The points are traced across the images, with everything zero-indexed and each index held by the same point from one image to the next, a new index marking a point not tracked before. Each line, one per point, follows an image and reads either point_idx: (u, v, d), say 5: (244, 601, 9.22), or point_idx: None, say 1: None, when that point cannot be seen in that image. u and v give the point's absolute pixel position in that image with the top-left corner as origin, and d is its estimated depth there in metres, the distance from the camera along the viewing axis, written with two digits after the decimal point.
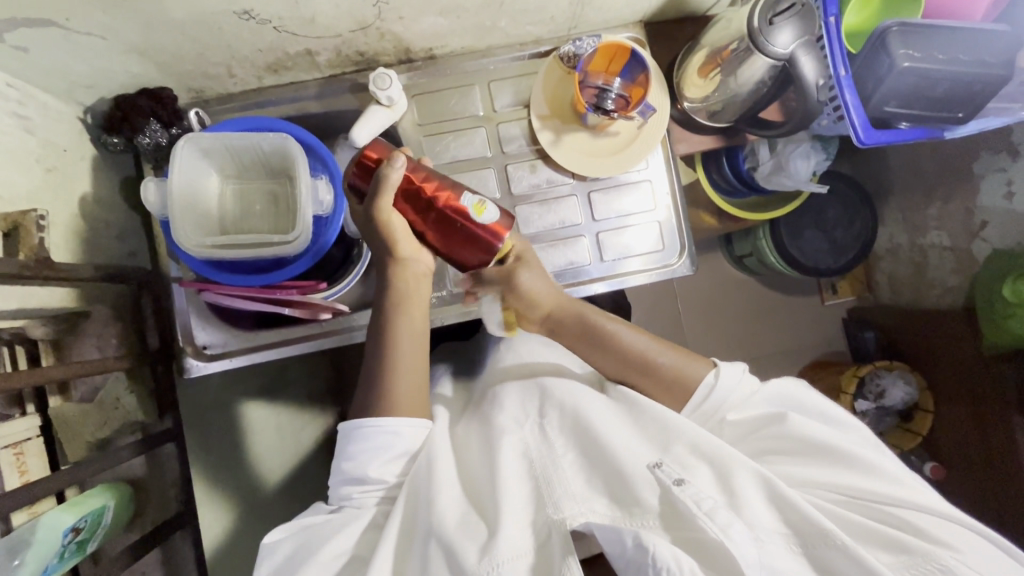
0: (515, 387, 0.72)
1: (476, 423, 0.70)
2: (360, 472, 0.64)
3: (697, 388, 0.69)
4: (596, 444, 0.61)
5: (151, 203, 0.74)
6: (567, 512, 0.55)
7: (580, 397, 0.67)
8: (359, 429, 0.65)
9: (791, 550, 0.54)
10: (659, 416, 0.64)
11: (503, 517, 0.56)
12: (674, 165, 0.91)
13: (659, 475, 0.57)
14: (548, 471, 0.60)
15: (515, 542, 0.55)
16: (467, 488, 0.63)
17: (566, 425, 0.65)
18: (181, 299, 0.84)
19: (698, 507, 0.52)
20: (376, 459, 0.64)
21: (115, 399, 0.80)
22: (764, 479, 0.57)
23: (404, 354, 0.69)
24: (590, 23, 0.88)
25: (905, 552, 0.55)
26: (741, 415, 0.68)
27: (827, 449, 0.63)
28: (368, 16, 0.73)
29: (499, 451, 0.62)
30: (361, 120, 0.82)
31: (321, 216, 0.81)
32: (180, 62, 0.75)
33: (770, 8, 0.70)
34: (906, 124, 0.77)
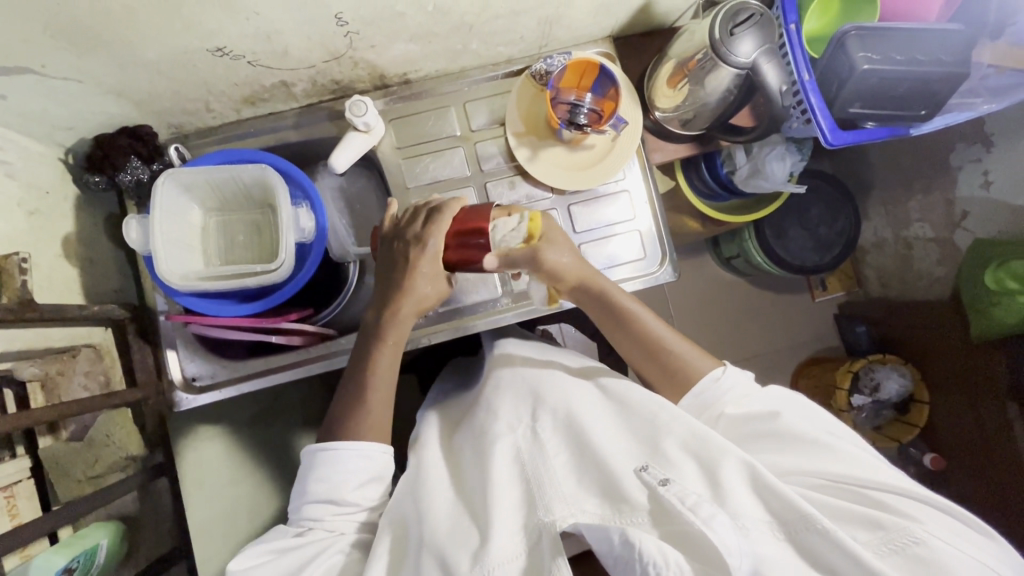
0: (506, 393, 0.74)
1: (470, 433, 0.73)
2: (334, 494, 0.67)
3: (702, 379, 0.71)
4: (585, 445, 0.63)
5: (134, 241, 0.74)
6: (557, 513, 0.57)
7: (573, 402, 0.69)
8: (329, 454, 0.68)
9: (777, 538, 0.54)
10: (648, 415, 0.66)
11: (494, 523, 0.59)
12: (652, 175, 0.92)
13: (646, 477, 0.57)
14: (539, 472, 0.62)
15: (506, 546, 0.57)
16: (458, 497, 0.66)
17: (560, 425, 0.68)
18: (168, 331, 0.85)
19: (683, 503, 0.52)
20: (350, 483, 0.68)
21: (106, 436, 0.77)
22: (749, 466, 0.58)
23: (379, 375, 0.73)
24: (560, 41, 0.90)
25: (881, 529, 0.55)
26: (740, 410, 0.69)
27: (810, 442, 0.64)
28: (340, 46, 0.75)
29: (491, 460, 0.65)
30: (340, 146, 0.83)
31: (304, 242, 0.83)
32: (157, 99, 0.77)
33: (730, 19, 0.71)
34: (872, 124, 0.78)
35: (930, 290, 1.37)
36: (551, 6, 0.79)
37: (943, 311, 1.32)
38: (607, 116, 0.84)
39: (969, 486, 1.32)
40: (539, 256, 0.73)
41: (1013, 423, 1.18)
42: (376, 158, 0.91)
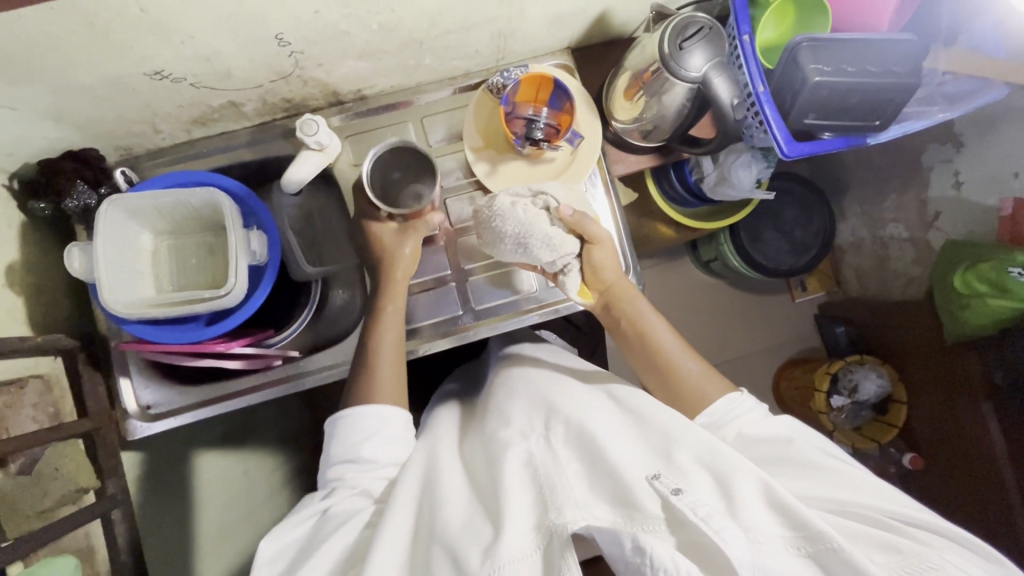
0: (524, 400, 0.74)
1: (480, 442, 0.72)
2: (354, 452, 0.69)
3: (720, 403, 0.72)
4: (600, 455, 0.61)
5: (77, 270, 0.72)
6: (568, 516, 0.56)
7: (586, 413, 0.67)
8: (350, 414, 0.72)
9: (791, 552, 0.53)
10: (659, 425, 0.63)
11: (506, 521, 0.57)
12: (614, 188, 0.91)
13: (658, 485, 0.55)
14: (552, 478, 0.61)
15: (515, 545, 0.55)
16: (472, 496, 0.64)
17: (572, 436, 0.66)
18: (118, 358, 0.82)
19: (694, 513, 0.51)
20: (370, 441, 0.70)
21: (55, 468, 0.75)
22: (763, 482, 0.56)
23: (384, 342, 0.78)
24: (516, 54, 0.89)
25: (897, 553, 0.54)
26: (756, 431, 0.69)
27: (829, 468, 0.63)
28: (285, 65, 0.73)
29: (503, 461, 0.64)
30: (296, 163, 0.81)
31: (259, 265, 0.81)
32: (100, 122, 0.75)
33: (679, 33, 0.70)
34: (829, 135, 0.76)
35: (907, 289, 1.38)
36: (502, 20, 0.78)
37: (919, 312, 1.32)
38: (564, 130, 0.83)
39: (948, 486, 1.32)
40: (589, 256, 0.82)
41: (990, 422, 1.18)
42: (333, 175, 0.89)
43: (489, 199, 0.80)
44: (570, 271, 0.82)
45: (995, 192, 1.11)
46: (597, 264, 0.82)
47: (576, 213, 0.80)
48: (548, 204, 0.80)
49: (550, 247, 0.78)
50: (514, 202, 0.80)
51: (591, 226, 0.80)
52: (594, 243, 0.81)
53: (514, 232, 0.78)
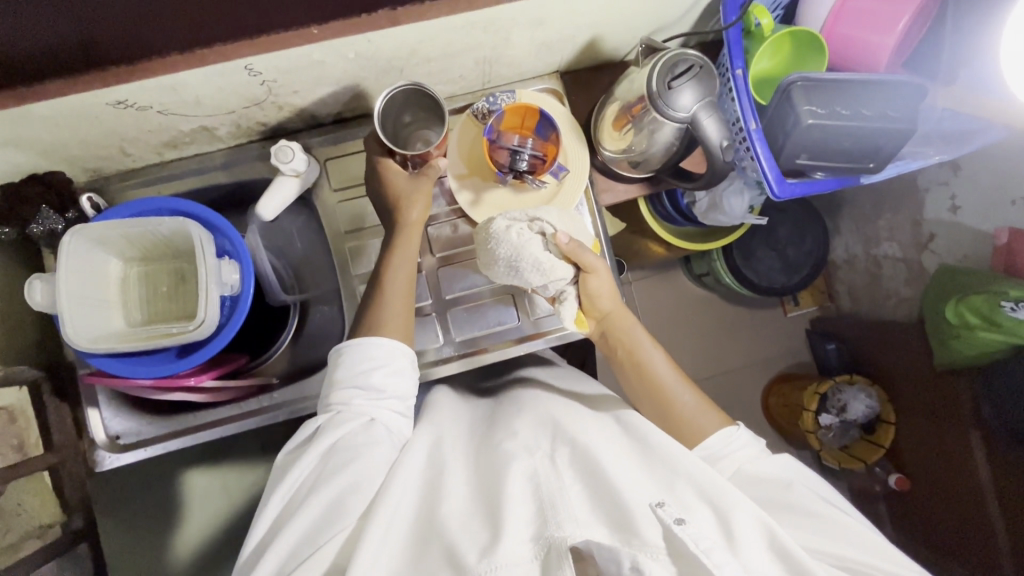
0: (530, 418, 0.72)
1: (483, 445, 0.69)
2: (365, 380, 0.67)
3: (714, 437, 0.70)
4: (602, 474, 0.59)
5: (39, 303, 0.69)
6: (567, 530, 0.52)
7: (590, 435, 0.65)
8: (358, 345, 0.69)
9: None
10: (665, 456, 0.62)
11: (506, 527, 0.54)
12: (601, 217, 0.88)
13: (660, 513, 0.53)
14: (554, 495, 0.57)
15: (514, 553, 0.52)
16: (471, 499, 0.60)
17: (574, 458, 0.63)
18: (86, 388, 0.80)
19: (697, 545, 0.49)
20: (379, 370, 0.68)
21: (17, 504, 0.76)
22: (767, 528, 0.54)
23: (393, 281, 0.74)
24: (504, 77, 0.86)
25: None
26: (758, 470, 0.67)
27: (824, 517, 0.61)
28: (258, 93, 0.70)
29: (507, 470, 0.61)
30: (269, 192, 0.79)
31: (233, 295, 0.78)
32: (65, 147, 0.72)
33: (668, 71, 0.67)
34: (821, 175, 0.74)
35: (898, 310, 1.36)
36: (487, 47, 0.75)
37: (910, 333, 1.31)
38: (550, 161, 0.80)
39: (931, 508, 1.32)
40: (584, 284, 0.76)
41: (976, 450, 1.17)
42: (312, 199, 0.87)
43: (485, 223, 0.75)
44: (565, 299, 0.78)
45: (991, 220, 1.09)
46: (592, 293, 0.77)
47: (573, 240, 0.73)
48: (543, 229, 0.74)
49: (540, 272, 0.73)
50: (509, 226, 0.73)
51: (586, 257, 0.74)
52: (590, 273, 0.75)
53: (506, 255, 0.73)
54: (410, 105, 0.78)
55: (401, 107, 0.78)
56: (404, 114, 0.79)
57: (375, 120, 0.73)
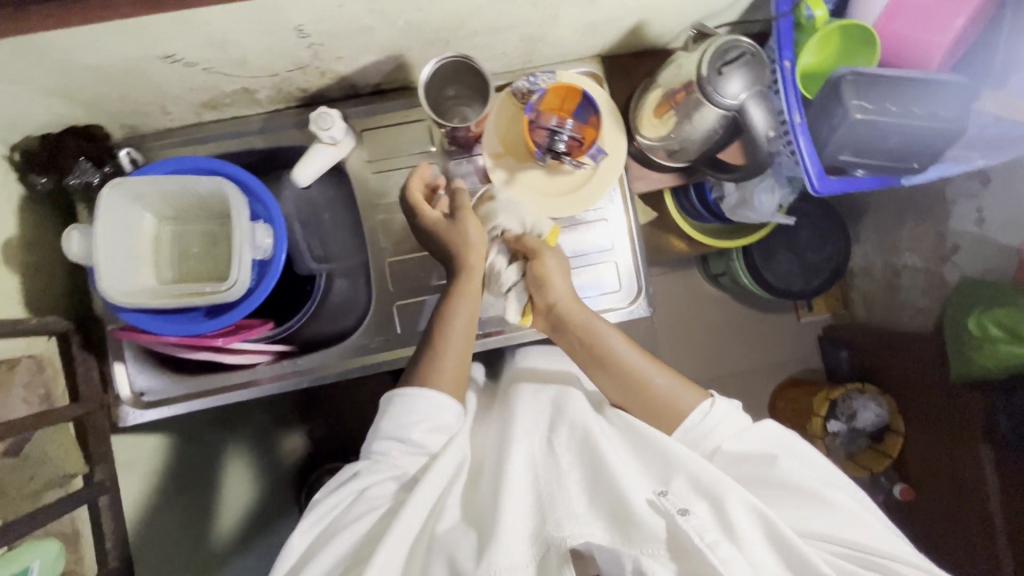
0: (529, 399, 0.74)
1: (493, 429, 0.72)
2: (408, 434, 0.67)
3: (691, 415, 0.69)
4: (601, 466, 0.61)
5: (75, 254, 0.70)
6: (567, 530, 0.56)
7: (591, 419, 0.67)
8: (407, 396, 0.68)
9: None
10: (661, 443, 0.63)
11: (502, 528, 0.58)
12: (633, 205, 0.89)
13: (660, 505, 0.57)
14: (553, 491, 0.61)
15: (513, 555, 0.56)
16: (478, 495, 0.64)
17: (575, 441, 0.66)
18: (114, 344, 0.81)
19: (701, 539, 0.54)
20: (422, 424, 0.68)
21: (42, 453, 0.73)
22: (759, 512, 0.56)
23: (455, 332, 0.73)
24: (545, 57, 0.86)
25: None
26: (736, 446, 0.67)
27: (818, 497, 0.61)
28: (304, 56, 0.70)
29: (507, 462, 0.63)
30: (304, 159, 0.79)
31: (263, 259, 0.78)
32: (108, 101, 0.72)
33: (719, 56, 0.66)
34: (862, 172, 0.74)
35: (914, 321, 1.36)
36: (534, 24, 0.74)
37: (926, 345, 1.30)
38: (588, 144, 0.79)
39: (934, 521, 1.32)
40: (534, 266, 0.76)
41: (985, 466, 1.17)
42: (346, 170, 0.87)
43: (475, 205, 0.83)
44: (511, 289, 0.79)
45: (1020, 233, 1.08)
46: (544, 276, 0.76)
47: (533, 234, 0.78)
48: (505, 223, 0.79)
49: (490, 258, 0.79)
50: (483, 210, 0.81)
51: (529, 240, 0.77)
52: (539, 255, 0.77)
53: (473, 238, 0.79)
54: (455, 81, 0.79)
55: (445, 80, 0.78)
56: (447, 88, 0.79)
57: (420, 91, 0.72)
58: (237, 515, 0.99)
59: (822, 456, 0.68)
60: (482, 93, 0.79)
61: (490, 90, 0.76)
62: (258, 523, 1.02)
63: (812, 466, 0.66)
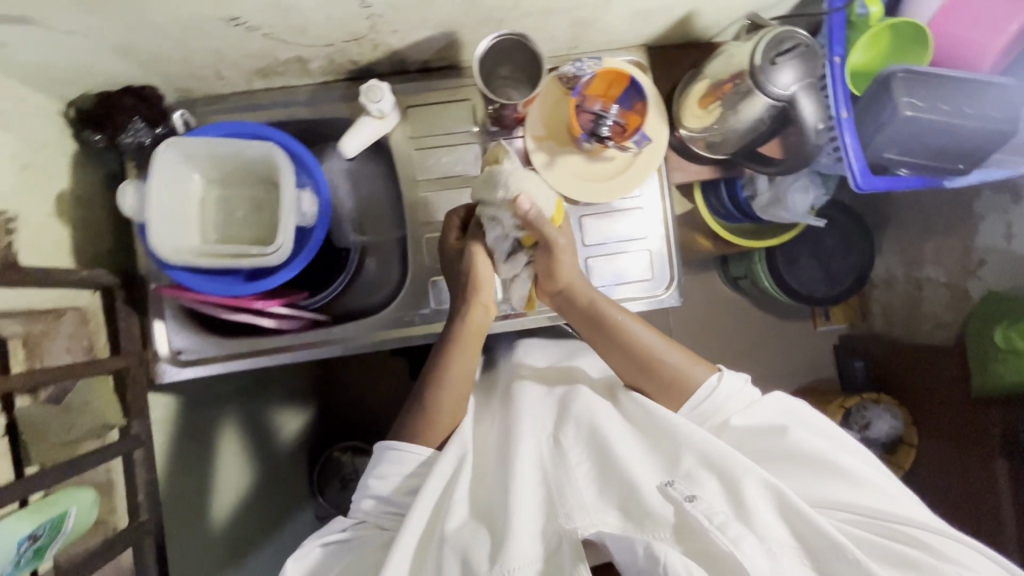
0: (534, 399, 0.74)
1: (497, 425, 0.72)
2: (385, 490, 0.67)
3: (698, 390, 0.70)
4: (609, 454, 0.62)
5: (129, 208, 0.72)
6: (578, 522, 0.56)
7: (597, 411, 0.68)
8: (387, 451, 0.69)
9: (800, 563, 0.52)
10: (668, 427, 0.64)
11: (514, 526, 0.57)
12: (669, 195, 0.90)
13: (670, 492, 0.56)
14: (562, 482, 0.61)
15: (527, 551, 0.56)
16: (487, 489, 0.65)
17: (582, 435, 0.66)
18: (157, 302, 0.83)
19: (710, 521, 0.52)
20: (401, 481, 0.68)
21: (83, 402, 0.75)
22: (775, 489, 0.55)
23: (453, 368, 0.74)
24: (591, 44, 0.86)
25: (914, 570, 0.52)
26: (745, 420, 0.67)
27: (832, 465, 0.61)
28: (361, 27, 0.71)
29: (514, 458, 0.63)
30: (351, 131, 0.80)
31: (305, 226, 0.80)
32: (167, 61, 0.73)
33: (774, 46, 0.67)
34: (905, 171, 0.75)
35: (934, 335, 1.35)
36: (587, 8, 0.75)
37: (948, 359, 1.29)
38: (631, 130, 0.81)
39: None
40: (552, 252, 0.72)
41: (1002, 482, 1.16)
42: (388, 146, 0.88)
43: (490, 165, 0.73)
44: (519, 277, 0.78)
45: None
46: (556, 267, 0.75)
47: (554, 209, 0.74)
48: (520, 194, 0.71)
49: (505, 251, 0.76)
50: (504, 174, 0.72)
51: (538, 218, 0.70)
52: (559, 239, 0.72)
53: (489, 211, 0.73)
54: (506, 61, 0.79)
55: (497, 59, 0.79)
56: (497, 68, 0.80)
57: (473, 66, 0.73)
58: (231, 501, 0.98)
59: (825, 417, 0.68)
60: (529, 75, 0.80)
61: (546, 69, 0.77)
62: (249, 505, 1.02)
63: (819, 434, 0.66)
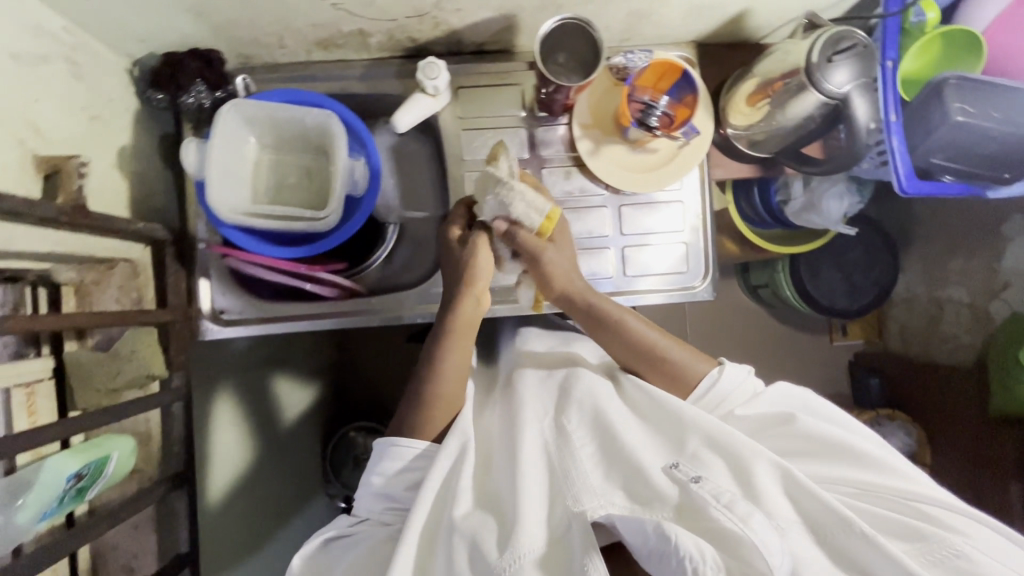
0: (533, 387, 0.73)
1: (498, 414, 0.72)
2: (383, 487, 0.66)
3: (700, 381, 0.71)
4: (614, 440, 0.63)
5: (189, 163, 0.74)
6: (586, 504, 0.57)
7: (599, 397, 0.69)
8: (383, 448, 0.67)
9: (809, 540, 0.55)
10: (673, 412, 0.66)
11: (523, 510, 0.57)
12: (709, 191, 0.91)
13: (676, 475, 0.58)
14: (568, 465, 0.62)
15: (534, 533, 0.56)
16: (489, 478, 0.65)
17: (586, 420, 0.67)
18: (204, 261, 0.86)
19: (718, 500, 0.53)
20: (398, 479, 0.66)
21: (131, 351, 0.77)
22: (781, 469, 0.58)
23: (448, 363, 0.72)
24: (643, 37, 0.88)
25: (921, 540, 0.56)
26: (749, 411, 0.68)
27: (837, 445, 0.64)
28: (425, 4, 0.73)
29: (518, 442, 0.64)
30: (405, 106, 0.82)
31: (355, 196, 0.82)
32: (234, 26, 0.76)
33: (831, 45, 0.69)
34: (949, 178, 0.77)
35: (953, 355, 1.33)
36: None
37: (965, 379, 1.30)
38: (679, 122, 0.82)
39: None
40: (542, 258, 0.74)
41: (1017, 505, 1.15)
42: (436, 125, 0.90)
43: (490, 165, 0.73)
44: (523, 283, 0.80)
45: None
46: (551, 270, 0.75)
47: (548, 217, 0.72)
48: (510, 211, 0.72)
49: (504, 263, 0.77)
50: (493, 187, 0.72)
51: (529, 239, 0.73)
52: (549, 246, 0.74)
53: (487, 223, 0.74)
54: (562, 48, 0.81)
55: (556, 45, 0.80)
56: (554, 54, 0.81)
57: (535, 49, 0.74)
58: (227, 481, 0.97)
59: (818, 396, 0.70)
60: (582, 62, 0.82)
61: (604, 57, 0.77)
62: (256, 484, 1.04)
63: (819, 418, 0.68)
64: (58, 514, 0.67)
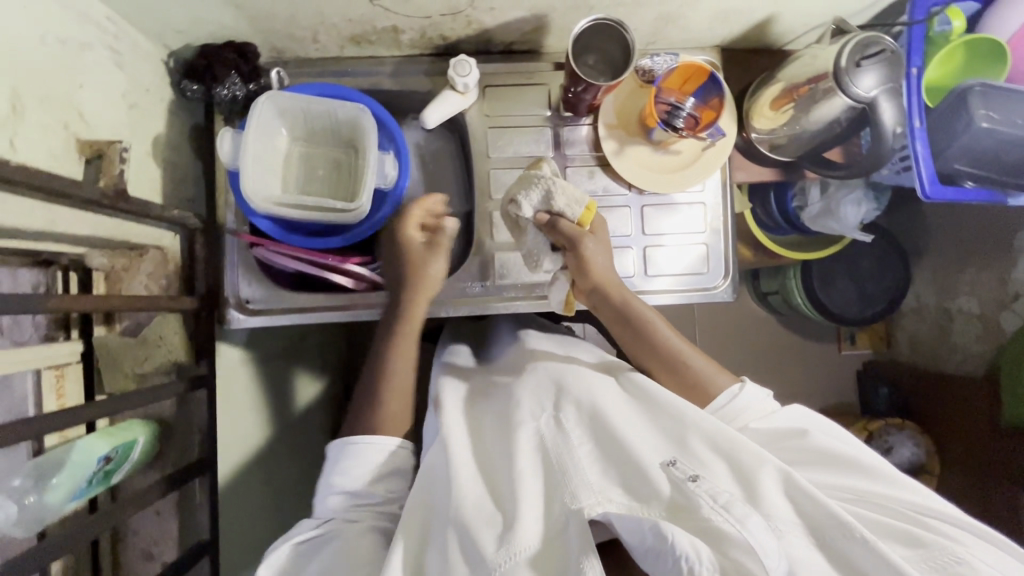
0: (529, 381, 0.71)
1: (493, 411, 0.70)
2: (357, 482, 0.67)
3: (720, 395, 0.70)
4: (613, 435, 0.61)
5: (224, 152, 0.75)
6: (584, 502, 0.55)
7: (596, 392, 0.66)
8: (353, 444, 0.69)
9: (808, 543, 0.52)
10: (674, 410, 0.63)
11: (520, 507, 0.56)
12: (732, 193, 0.91)
13: (673, 472, 0.56)
14: (565, 461, 0.60)
15: (529, 529, 0.55)
16: (484, 473, 0.63)
17: (583, 416, 0.64)
18: (233, 250, 0.86)
19: (715, 501, 0.52)
20: (373, 473, 0.68)
21: (158, 337, 0.77)
22: (783, 472, 0.56)
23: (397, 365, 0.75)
24: (669, 41, 0.90)
25: (922, 547, 0.53)
26: (765, 424, 0.68)
27: (843, 459, 0.62)
28: (461, 2, 0.75)
29: (515, 440, 0.62)
30: (434, 102, 0.84)
31: (383, 189, 0.83)
32: (272, 20, 0.77)
33: (859, 50, 0.71)
34: (971, 183, 0.79)
35: (962, 365, 1.33)
36: (674, 3, 0.78)
37: (973, 388, 1.27)
38: (705, 124, 0.84)
39: None
40: (581, 245, 0.75)
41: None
42: (462, 122, 0.91)
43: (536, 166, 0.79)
44: (556, 282, 0.81)
45: None
46: (588, 259, 0.75)
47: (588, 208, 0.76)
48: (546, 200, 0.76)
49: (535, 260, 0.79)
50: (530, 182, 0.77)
51: (568, 226, 0.75)
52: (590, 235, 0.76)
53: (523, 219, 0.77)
54: (592, 49, 0.82)
55: (586, 46, 0.81)
56: (584, 55, 0.82)
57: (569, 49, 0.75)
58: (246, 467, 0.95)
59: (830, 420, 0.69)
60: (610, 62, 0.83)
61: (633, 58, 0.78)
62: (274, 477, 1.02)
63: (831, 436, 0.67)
64: (87, 495, 0.67)
